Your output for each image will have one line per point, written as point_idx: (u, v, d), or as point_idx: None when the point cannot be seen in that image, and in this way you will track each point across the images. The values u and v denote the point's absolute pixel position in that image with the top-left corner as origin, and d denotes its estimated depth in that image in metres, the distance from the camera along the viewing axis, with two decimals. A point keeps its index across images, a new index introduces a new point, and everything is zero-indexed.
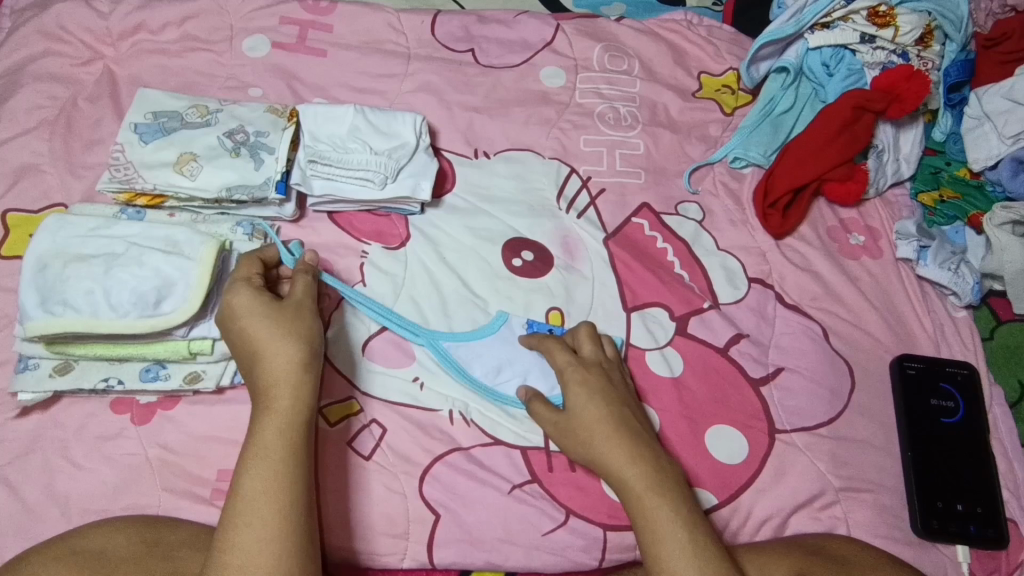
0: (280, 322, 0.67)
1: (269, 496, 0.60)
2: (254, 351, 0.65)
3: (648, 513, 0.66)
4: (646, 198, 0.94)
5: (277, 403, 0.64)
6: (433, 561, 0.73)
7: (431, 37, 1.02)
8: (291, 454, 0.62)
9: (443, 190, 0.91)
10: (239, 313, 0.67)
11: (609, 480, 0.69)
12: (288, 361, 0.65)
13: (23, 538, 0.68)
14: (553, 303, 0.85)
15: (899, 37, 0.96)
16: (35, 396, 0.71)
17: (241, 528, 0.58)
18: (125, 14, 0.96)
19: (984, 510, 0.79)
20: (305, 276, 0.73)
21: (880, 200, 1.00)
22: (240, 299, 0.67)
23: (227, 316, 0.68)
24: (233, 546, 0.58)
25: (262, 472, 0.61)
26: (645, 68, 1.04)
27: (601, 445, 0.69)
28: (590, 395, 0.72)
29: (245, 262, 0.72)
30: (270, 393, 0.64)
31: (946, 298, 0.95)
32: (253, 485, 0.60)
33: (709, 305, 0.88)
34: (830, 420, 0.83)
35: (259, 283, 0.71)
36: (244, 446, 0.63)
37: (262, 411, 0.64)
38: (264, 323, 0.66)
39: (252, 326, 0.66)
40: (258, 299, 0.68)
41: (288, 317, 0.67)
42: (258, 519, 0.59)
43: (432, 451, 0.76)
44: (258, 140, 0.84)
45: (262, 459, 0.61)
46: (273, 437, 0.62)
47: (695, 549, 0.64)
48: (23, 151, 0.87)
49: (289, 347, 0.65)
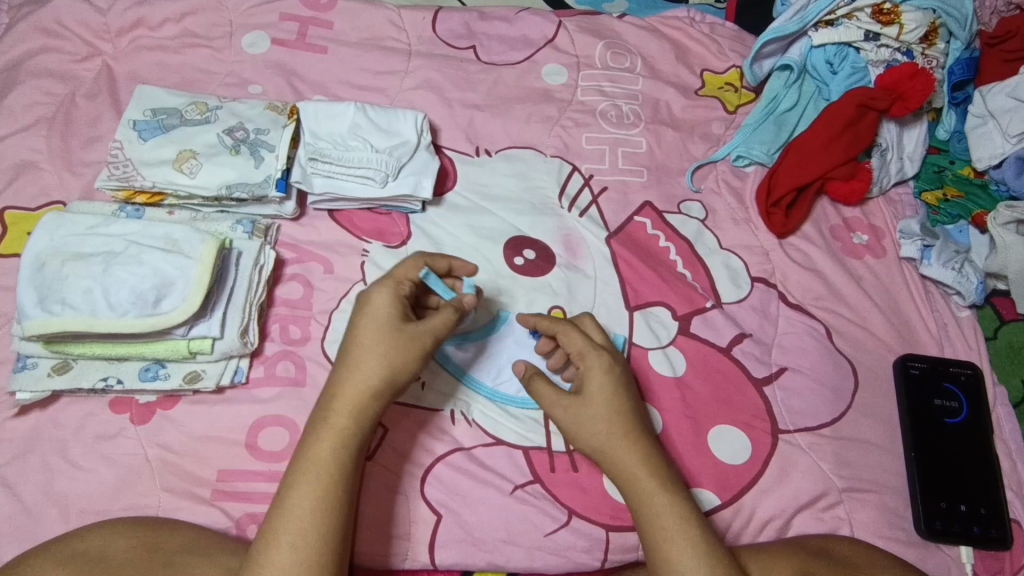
0: (379, 345, 0.66)
1: (313, 515, 0.61)
2: (344, 361, 0.66)
3: (658, 509, 0.66)
4: (648, 196, 0.94)
5: (336, 422, 0.64)
6: (434, 561, 0.72)
7: (432, 34, 1.01)
8: (342, 471, 0.63)
9: (444, 188, 0.90)
10: (368, 313, 0.68)
11: (621, 473, 0.69)
12: (364, 381, 0.65)
13: (21, 538, 0.67)
14: (556, 302, 0.85)
15: (903, 35, 0.95)
16: (34, 395, 0.71)
17: (283, 544, 0.59)
18: (123, 10, 0.95)
19: (987, 511, 0.79)
20: (450, 314, 0.70)
21: (884, 199, 0.99)
22: (377, 302, 0.68)
23: (355, 311, 0.69)
24: (273, 560, 0.59)
25: (311, 487, 0.61)
26: (648, 66, 1.04)
27: (620, 442, 0.69)
28: (613, 390, 0.72)
29: (412, 262, 0.72)
30: (330, 409, 0.65)
31: (950, 298, 0.94)
32: (301, 500, 0.61)
33: (711, 304, 0.87)
34: (833, 420, 0.83)
35: (406, 291, 0.70)
36: (294, 455, 0.64)
37: (319, 425, 0.64)
38: (372, 341, 0.66)
39: (358, 337, 0.67)
40: (384, 315, 0.67)
41: (394, 342, 0.66)
42: (301, 533, 0.60)
43: (433, 451, 0.75)
44: (258, 137, 0.83)
45: (312, 475, 0.62)
46: (326, 453, 0.63)
47: (704, 548, 0.64)
48: (22, 148, 0.86)
49: (371, 373, 0.65)
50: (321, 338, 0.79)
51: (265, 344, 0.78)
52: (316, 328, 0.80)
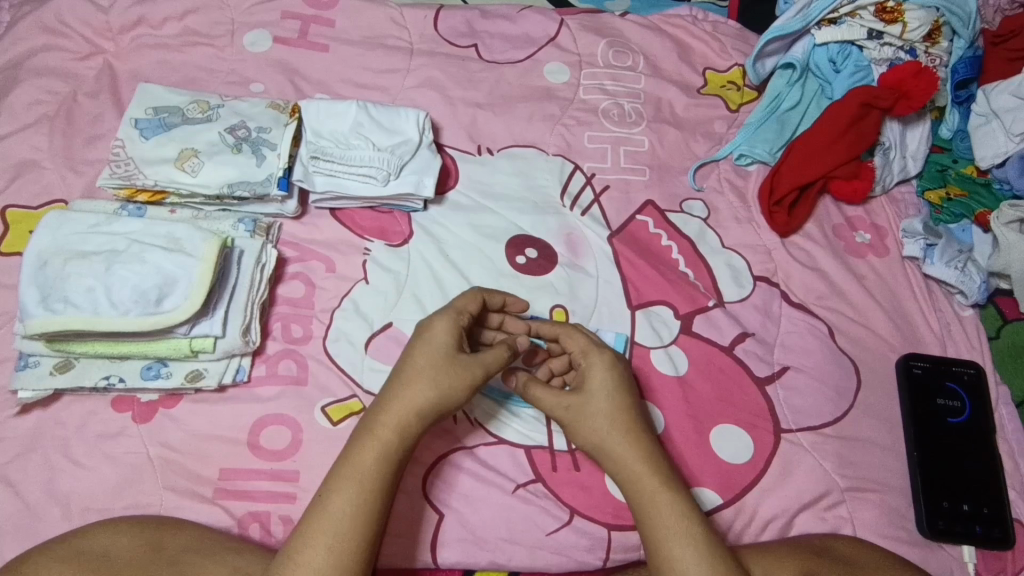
0: (441, 370, 0.68)
1: (351, 520, 0.61)
2: (398, 380, 0.68)
3: (659, 506, 0.66)
4: (651, 195, 0.94)
5: (383, 433, 0.65)
6: (436, 561, 0.72)
7: (434, 32, 1.01)
8: (385, 481, 0.63)
9: (446, 187, 0.90)
10: (427, 338, 0.70)
11: (621, 470, 0.69)
12: (413, 401, 0.66)
13: (23, 537, 0.67)
14: (558, 301, 0.85)
15: (908, 34, 0.94)
16: (35, 394, 0.71)
17: (321, 547, 0.59)
18: (125, 8, 0.95)
19: (990, 510, 0.78)
20: (503, 351, 0.72)
21: (887, 198, 0.99)
22: (437, 327, 0.70)
23: (416, 335, 0.71)
24: (306, 562, 0.59)
25: (352, 493, 0.62)
26: (650, 64, 1.04)
27: (621, 438, 0.69)
28: (614, 386, 0.72)
29: (471, 295, 0.74)
30: (377, 421, 0.66)
31: (952, 297, 0.94)
32: (342, 505, 0.61)
33: (714, 303, 0.87)
34: (835, 420, 0.82)
35: (465, 322, 0.72)
36: (335, 461, 0.65)
37: (364, 433, 0.65)
38: (428, 365, 0.68)
39: (415, 359, 0.69)
40: (444, 342, 0.69)
41: (449, 370, 0.68)
42: (339, 538, 0.60)
43: (436, 450, 0.75)
44: (260, 135, 0.83)
45: (353, 482, 0.62)
46: (369, 463, 0.63)
47: (707, 545, 0.64)
48: (23, 146, 0.86)
49: (427, 395, 0.67)
50: (323, 337, 0.79)
51: (266, 343, 0.78)
52: (318, 327, 0.80)
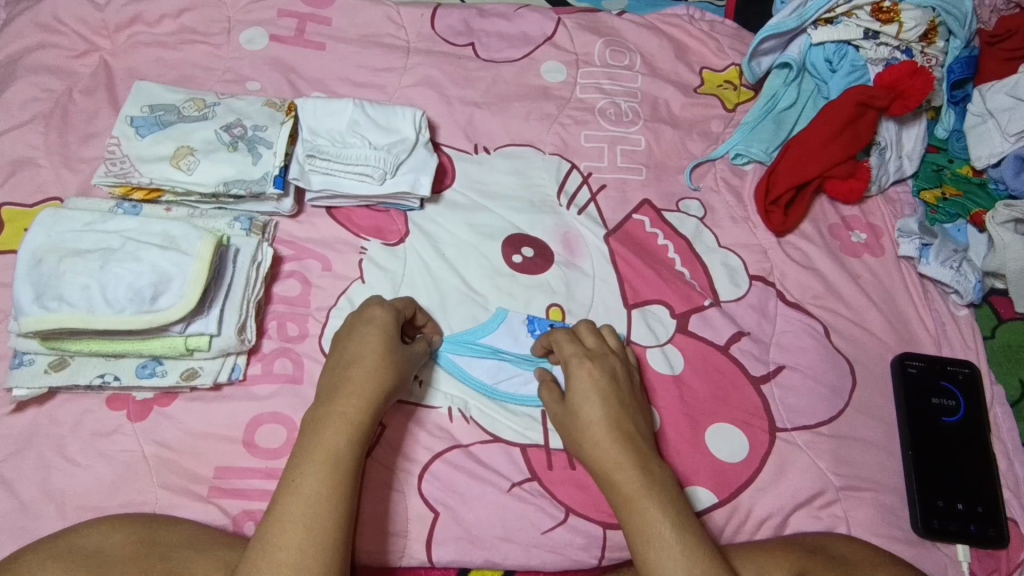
0: (396, 356, 0.70)
1: (326, 501, 0.60)
2: (349, 363, 0.68)
3: (636, 513, 0.64)
4: (647, 194, 0.94)
5: (346, 410, 0.65)
6: (432, 559, 0.72)
7: (431, 31, 1.01)
8: (354, 461, 0.63)
9: (443, 186, 0.90)
10: (370, 325, 0.71)
11: (599, 480, 0.68)
12: (365, 380, 0.66)
13: (17, 535, 0.67)
14: (554, 300, 0.85)
15: (904, 34, 0.95)
16: (30, 391, 0.70)
17: (300, 528, 0.58)
18: (121, 6, 0.95)
19: (984, 510, 0.78)
20: (426, 343, 0.76)
21: (882, 197, 0.99)
22: (380, 314, 0.72)
23: (357, 324, 0.72)
24: (286, 544, 0.58)
25: (325, 473, 0.61)
26: (647, 63, 1.04)
27: (594, 448, 0.68)
28: (590, 395, 0.71)
29: (405, 300, 0.77)
30: (341, 402, 0.65)
31: (947, 296, 0.94)
32: (315, 487, 0.60)
33: (709, 302, 0.87)
34: (830, 419, 0.83)
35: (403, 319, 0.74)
36: (296, 444, 0.64)
37: (327, 415, 0.64)
38: (376, 348, 0.69)
39: (365, 342, 0.69)
40: (389, 330, 0.71)
41: (396, 354, 0.70)
42: (316, 519, 0.59)
43: (432, 448, 0.75)
44: (256, 133, 0.83)
45: (324, 463, 0.61)
46: (335, 443, 0.63)
47: (680, 550, 0.62)
48: (20, 144, 0.86)
49: (381, 374, 0.67)
50: (320, 335, 0.79)
51: (263, 341, 0.78)
52: (314, 325, 0.80)
